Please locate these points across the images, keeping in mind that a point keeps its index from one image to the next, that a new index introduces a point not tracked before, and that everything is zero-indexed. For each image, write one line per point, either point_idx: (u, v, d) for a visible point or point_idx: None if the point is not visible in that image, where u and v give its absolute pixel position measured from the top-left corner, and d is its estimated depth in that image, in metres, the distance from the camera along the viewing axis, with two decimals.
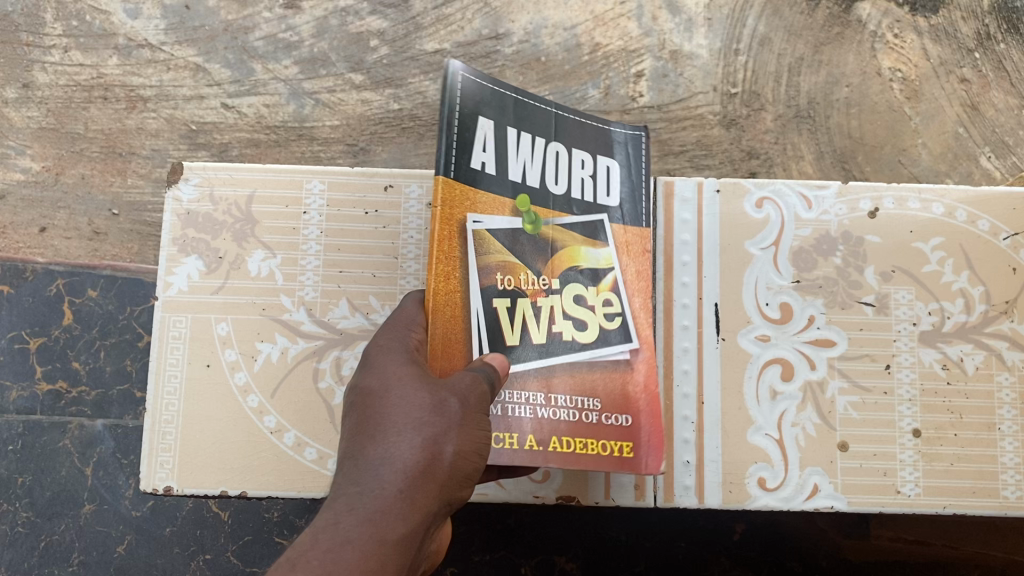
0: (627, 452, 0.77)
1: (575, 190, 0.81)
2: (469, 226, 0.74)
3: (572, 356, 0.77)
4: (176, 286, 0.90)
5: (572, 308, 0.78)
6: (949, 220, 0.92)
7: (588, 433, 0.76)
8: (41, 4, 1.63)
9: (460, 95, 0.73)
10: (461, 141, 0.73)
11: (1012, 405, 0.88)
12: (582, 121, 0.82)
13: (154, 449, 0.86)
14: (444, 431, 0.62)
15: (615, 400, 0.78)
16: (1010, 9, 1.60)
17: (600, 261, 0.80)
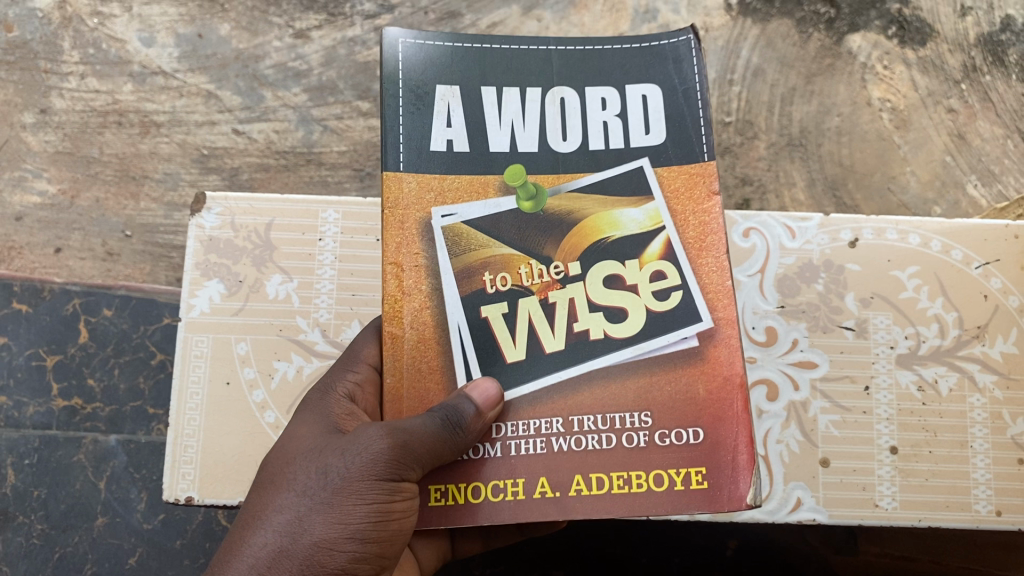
0: (700, 480, 0.66)
1: (594, 139, 0.72)
2: (435, 222, 0.70)
3: (618, 355, 0.68)
4: (199, 308, 0.95)
5: (604, 295, 0.69)
6: (925, 250, 0.97)
7: (635, 459, 0.67)
8: (60, 32, 1.69)
9: (403, 73, 0.72)
10: (416, 122, 0.71)
11: (983, 424, 0.92)
12: (584, 59, 0.74)
13: (176, 462, 0.91)
14: (321, 508, 0.70)
15: (670, 410, 0.68)
16: (995, 42, 1.66)
17: (640, 224, 0.70)
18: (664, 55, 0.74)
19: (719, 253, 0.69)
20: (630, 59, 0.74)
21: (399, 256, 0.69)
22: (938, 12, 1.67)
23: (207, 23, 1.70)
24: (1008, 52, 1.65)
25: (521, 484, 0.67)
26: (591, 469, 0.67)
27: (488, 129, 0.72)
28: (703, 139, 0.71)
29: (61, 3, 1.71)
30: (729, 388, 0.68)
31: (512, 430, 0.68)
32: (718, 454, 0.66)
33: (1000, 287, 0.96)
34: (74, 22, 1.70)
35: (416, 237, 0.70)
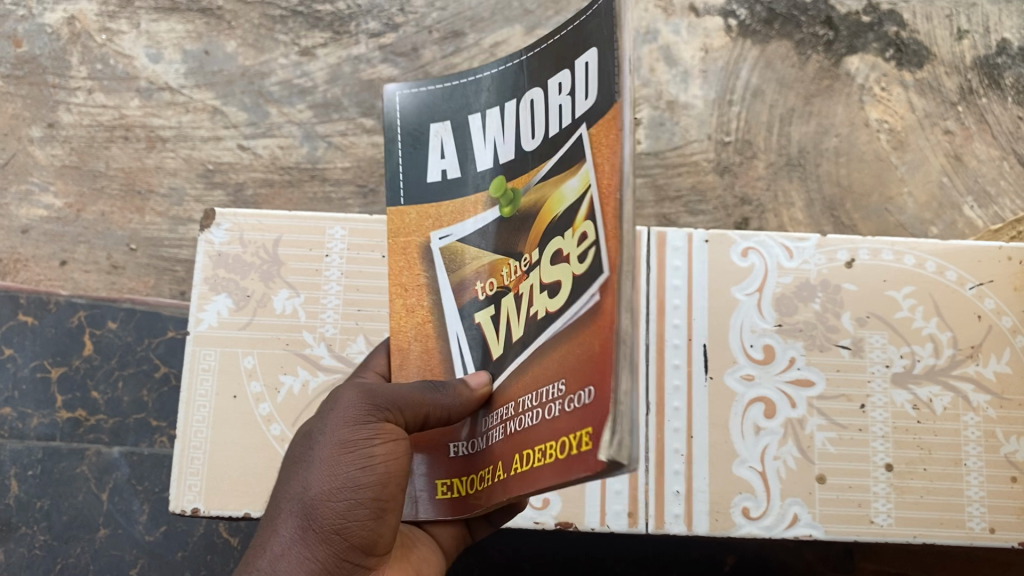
0: (586, 443, 0.50)
1: (554, 127, 0.62)
2: (434, 244, 0.72)
3: (547, 332, 0.58)
4: (207, 321, 0.97)
5: (552, 273, 0.59)
6: (920, 270, 0.99)
7: (552, 433, 0.53)
8: (68, 48, 1.72)
9: (400, 120, 0.75)
10: (413, 160, 0.73)
11: (977, 442, 0.94)
12: (547, 48, 0.64)
13: (183, 473, 0.92)
14: (313, 468, 0.67)
15: (577, 374, 0.53)
16: (991, 65, 1.68)
17: (576, 189, 0.58)
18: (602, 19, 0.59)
19: (618, 195, 0.53)
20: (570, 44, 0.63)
21: (402, 279, 0.72)
22: (935, 35, 1.69)
23: (214, 40, 1.73)
24: (1003, 75, 1.68)
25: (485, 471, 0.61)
26: (522, 450, 0.57)
27: (477, 151, 0.70)
28: (613, 79, 0.55)
29: (70, 19, 1.73)
30: (609, 351, 0.51)
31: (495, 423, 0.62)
32: (593, 427, 0.49)
33: (993, 307, 0.98)
34: (82, 38, 1.72)
35: (417, 259, 0.72)
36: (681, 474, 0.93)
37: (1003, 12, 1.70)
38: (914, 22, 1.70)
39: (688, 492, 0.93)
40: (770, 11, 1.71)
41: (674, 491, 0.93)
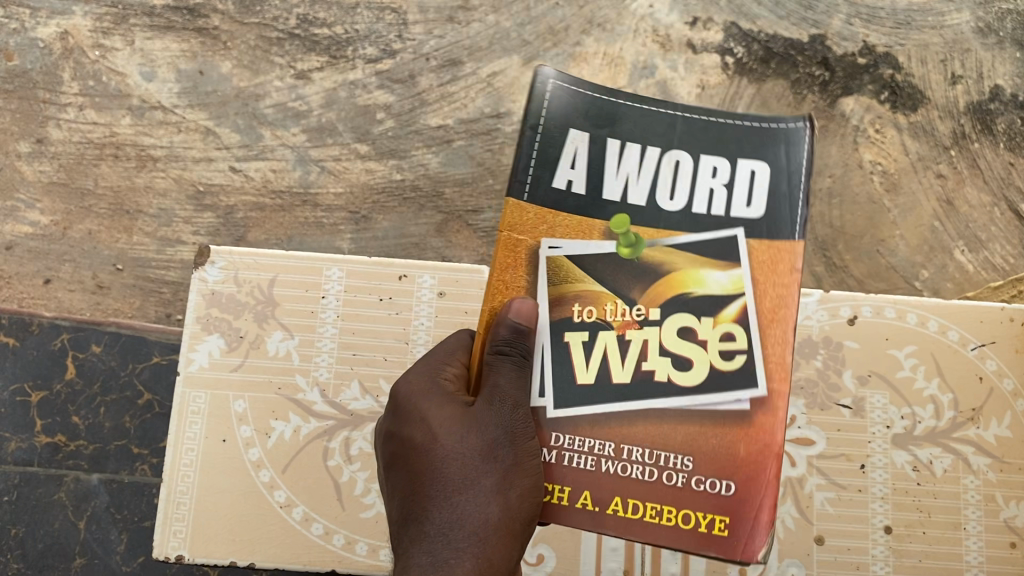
0: (721, 528, 0.69)
1: (698, 203, 0.74)
2: (543, 253, 0.73)
3: (671, 399, 0.72)
4: (197, 362, 0.97)
5: (678, 344, 0.72)
6: (922, 329, 0.98)
7: (670, 496, 0.70)
8: (60, 63, 1.67)
9: (545, 111, 0.74)
10: (549, 158, 0.74)
11: (977, 506, 0.94)
12: (708, 123, 0.75)
13: (168, 519, 0.92)
14: (474, 464, 0.74)
15: (710, 461, 0.70)
16: (984, 111, 1.69)
17: (722, 286, 0.72)
18: (777, 137, 0.75)
19: (788, 329, 0.72)
20: (745, 135, 0.75)
21: (504, 277, 0.73)
22: (929, 79, 1.70)
23: (209, 60, 1.68)
24: (996, 121, 1.68)
25: (569, 493, 0.71)
26: (629, 495, 0.70)
27: (606, 173, 0.74)
28: (795, 221, 0.73)
29: (63, 33, 1.68)
30: (768, 454, 0.70)
31: (569, 443, 0.72)
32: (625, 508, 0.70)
33: (994, 369, 0.98)
34: (75, 53, 1.68)
35: (525, 260, 0.73)
36: None
37: (997, 58, 1.71)
38: (909, 66, 1.70)
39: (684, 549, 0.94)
40: (767, 49, 1.70)
41: None
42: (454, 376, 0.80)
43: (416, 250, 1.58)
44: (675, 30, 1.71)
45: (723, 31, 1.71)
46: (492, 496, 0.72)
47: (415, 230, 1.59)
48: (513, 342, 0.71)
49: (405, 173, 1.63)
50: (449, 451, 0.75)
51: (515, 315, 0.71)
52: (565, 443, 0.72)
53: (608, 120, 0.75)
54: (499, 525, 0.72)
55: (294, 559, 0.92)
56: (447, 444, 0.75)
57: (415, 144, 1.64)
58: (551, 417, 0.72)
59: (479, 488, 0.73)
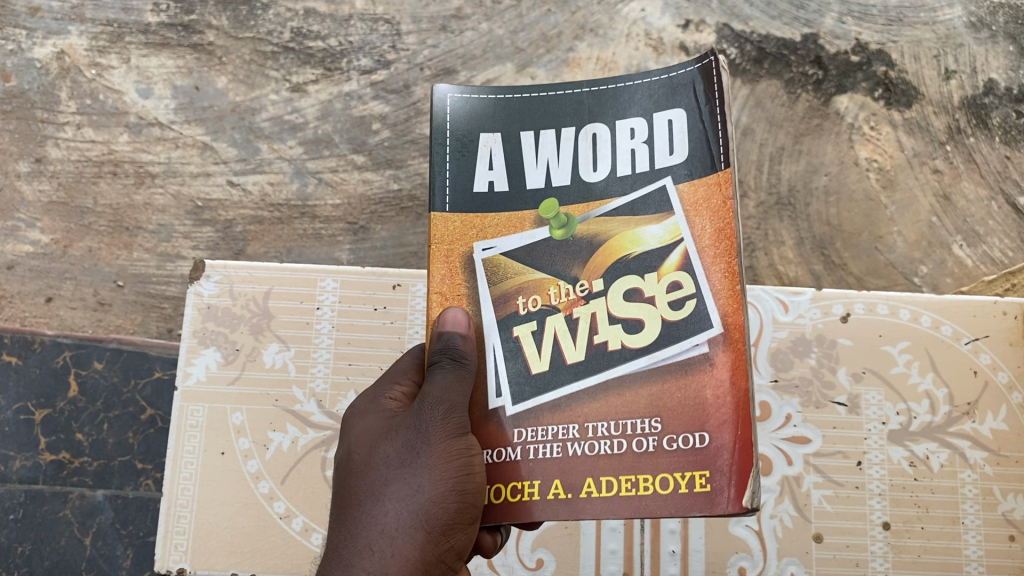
0: (704, 484, 0.61)
1: (623, 169, 0.68)
2: (477, 255, 0.68)
3: (630, 365, 0.64)
4: (195, 376, 0.98)
5: (623, 307, 0.65)
6: (915, 325, 0.99)
7: (642, 465, 0.62)
8: (57, 82, 1.68)
9: (449, 123, 0.71)
10: (461, 166, 0.70)
11: (975, 500, 0.94)
12: (633, 84, 0.69)
13: (169, 532, 0.93)
14: (401, 472, 0.67)
15: (678, 415, 0.63)
16: (978, 105, 1.69)
17: (661, 239, 0.66)
18: (687, 77, 0.67)
19: (736, 257, 0.63)
20: (656, 90, 0.68)
21: (443, 287, 0.68)
22: (923, 75, 1.70)
23: (205, 75, 1.69)
24: (990, 115, 1.68)
25: (538, 485, 0.64)
26: (604, 473, 0.63)
27: (526, 168, 0.70)
28: (722, 148, 0.65)
29: (60, 53, 1.70)
30: (740, 392, 0.62)
31: (532, 434, 0.65)
32: (598, 490, 0.63)
33: (989, 363, 0.98)
34: (72, 73, 1.69)
35: (461, 268, 0.68)
36: (676, 534, 0.95)
37: (990, 53, 1.71)
38: (902, 62, 1.70)
39: (683, 551, 0.94)
40: (760, 50, 1.71)
41: (670, 551, 0.94)
42: (403, 394, 0.74)
43: (416, 260, 1.58)
44: (668, 33, 1.72)
45: (715, 32, 1.72)
46: (412, 505, 0.66)
47: (413, 240, 1.60)
48: (444, 350, 0.65)
49: (402, 183, 1.63)
50: (372, 460, 0.69)
51: (451, 325, 0.66)
52: (528, 436, 0.65)
53: (516, 114, 0.71)
54: (410, 537, 0.65)
55: (295, 569, 0.92)
56: (371, 453, 0.69)
57: (412, 154, 1.65)
58: (511, 413, 0.66)
59: (394, 499, 0.66)
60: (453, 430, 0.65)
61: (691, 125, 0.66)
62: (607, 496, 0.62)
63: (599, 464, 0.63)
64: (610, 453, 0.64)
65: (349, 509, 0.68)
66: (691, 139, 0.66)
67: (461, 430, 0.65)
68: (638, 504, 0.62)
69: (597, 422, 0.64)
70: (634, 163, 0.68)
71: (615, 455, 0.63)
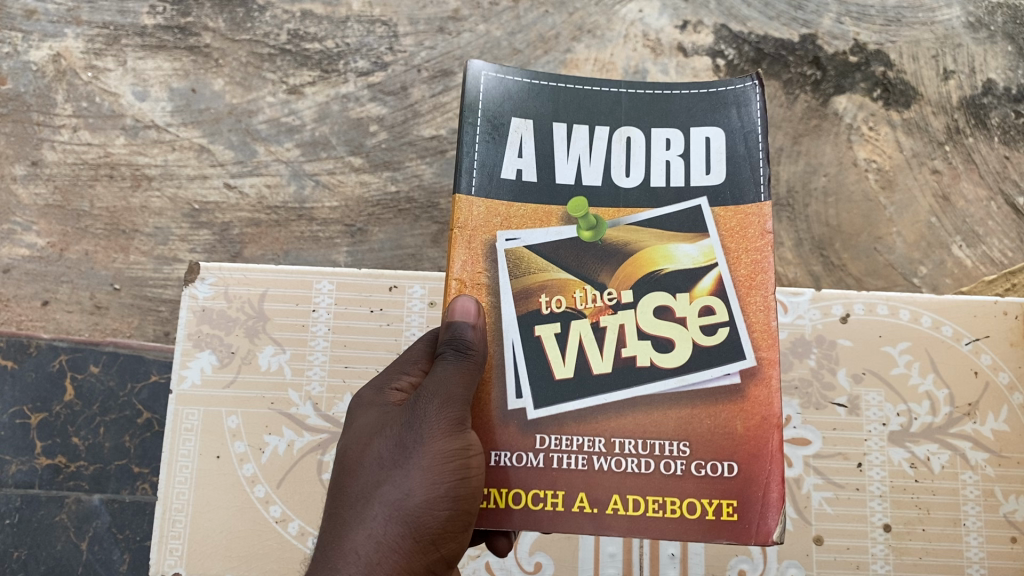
0: (731, 513, 0.62)
1: (656, 176, 0.68)
2: (500, 245, 0.66)
3: (661, 384, 0.64)
4: (190, 379, 0.97)
5: (654, 325, 0.65)
6: (915, 325, 0.98)
7: (672, 488, 0.63)
8: (53, 85, 1.68)
9: (483, 102, 0.69)
10: (490, 150, 0.68)
11: (976, 502, 0.93)
12: (674, 94, 0.70)
13: (164, 537, 0.92)
14: (397, 472, 0.66)
15: (707, 442, 0.64)
16: (977, 105, 1.68)
17: (693, 260, 0.66)
18: (728, 100, 0.69)
19: (768, 292, 0.65)
20: (695, 103, 0.69)
21: (462, 274, 0.66)
22: (922, 75, 1.69)
23: (201, 78, 1.69)
24: (989, 115, 1.67)
25: (562, 497, 0.63)
26: (631, 491, 0.63)
27: (556, 162, 0.68)
28: (760, 180, 0.67)
29: (56, 56, 1.69)
30: (769, 426, 0.64)
31: (557, 443, 0.64)
32: (626, 511, 0.63)
33: (989, 363, 0.97)
34: (68, 75, 1.68)
35: (482, 256, 0.66)
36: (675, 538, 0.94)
37: (989, 53, 1.70)
38: (901, 62, 1.70)
39: (682, 554, 0.94)
40: (758, 50, 1.70)
41: (669, 554, 0.94)
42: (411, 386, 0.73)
43: (413, 262, 1.58)
44: (666, 34, 1.71)
45: (713, 33, 1.71)
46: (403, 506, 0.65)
47: (410, 242, 1.59)
48: (452, 340, 0.64)
49: (400, 185, 1.62)
50: (370, 456, 0.68)
51: (460, 315, 0.64)
52: (552, 445, 0.64)
53: (551, 105, 0.70)
54: (399, 538, 0.64)
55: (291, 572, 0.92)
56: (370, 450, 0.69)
57: (409, 155, 1.64)
58: (533, 417, 0.64)
59: (385, 498, 0.65)
60: (449, 428, 0.64)
61: (732, 147, 0.68)
62: (632, 517, 0.63)
63: (627, 483, 0.63)
64: (637, 473, 0.64)
65: (342, 505, 0.67)
66: (730, 162, 0.68)
67: (457, 428, 0.64)
68: (664, 527, 0.62)
69: (626, 441, 0.64)
70: (667, 171, 0.68)
71: (642, 475, 0.63)
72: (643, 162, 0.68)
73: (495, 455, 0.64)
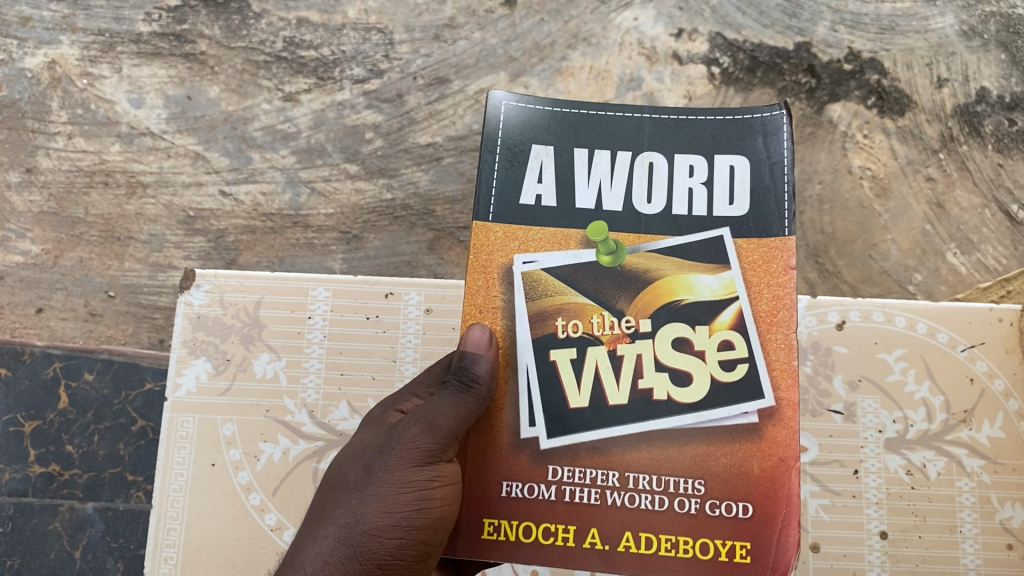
0: (744, 555, 0.62)
1: (678, 204, 0.67)
2: (516, 268, 0.66)
3: (675, 419, 0.63)
4: (185, 387, 0.97)
5: (672, 357, 0.64)
6: (911, 332, 0.99)
7: (684, 527, 0.62)
8: (48, 92, 1.67)
9: (503, 129, 0.69)
10: (510, 176, 0.68)
11: (972, 508, 0.93)
12: (700, 120, 0.68)
13: (159, 545, 0.92)
14: (366, 496, 0.68)
15: (722, 481, 0.63)
16: (971, 113, 1.68)
17: (714, 291, 0.65)
18: (754, 128, 0.68)
19: (790, 330, 0.64)
20: (720, 130, 0.68)
21: (477, 300, 0.66)
22: (916, 83, 1.70)
23: (197, 85, 1.69)
24: (983, 122, 1.67)
25: (574, 531, 0.63)
26: (643, 528, 0.62)
27: (576, 187, 0.68)
28: (784, 213, 0.66)
29: (51, 63, 1.69)
30: (787, 467, 0.62)
31: (568, 474, 0.63)
32: (636, 550, 0.62)
33: (985, 370, 0.97)
34: (63, 82, 1.68)
35: (497, 281, 0.66)
36: None
37: (983, 60, 1.70)
38: (895, 70, 1.70)
39: None
40: (753, 58, 1.71)
41: None
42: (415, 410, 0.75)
43: (409, 269, 1.58)
44: (660, 42, 1.72)
45: (708, 41, 1.72)
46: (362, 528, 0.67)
47: (406, 249, 1.59)
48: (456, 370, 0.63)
49: (395, 192, 1.62)
50: (352, 472, 0.70)
51: (473, 346, 0.63)
52: (564, 476, 0.63)
53: (573, 130, 0.69)
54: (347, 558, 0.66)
55: None
56: (355, 465, 0.71)
57: (405, 163, 1.64)
58: (545, 447, 0.63)
59: (348, 517, 0.68)
60: (419, 459, 0.66)
61: (757, 177, 0.67)
62: (643, 556, 0.62)
63: (641, 521, 0.63)
64: (650, 511, 0.63)
65: (319, 512, 0.70)
66: (755, 192, 0.67)
67: (427, 461, 0.65)
68: (675, 568, 0.62)
69: (641, 478, 0.63)
70: (688, 198, 0.67)
71: (654, 514, 0.63)
72: (665, 189, 0.67)
73: (506, 485, 0.63)
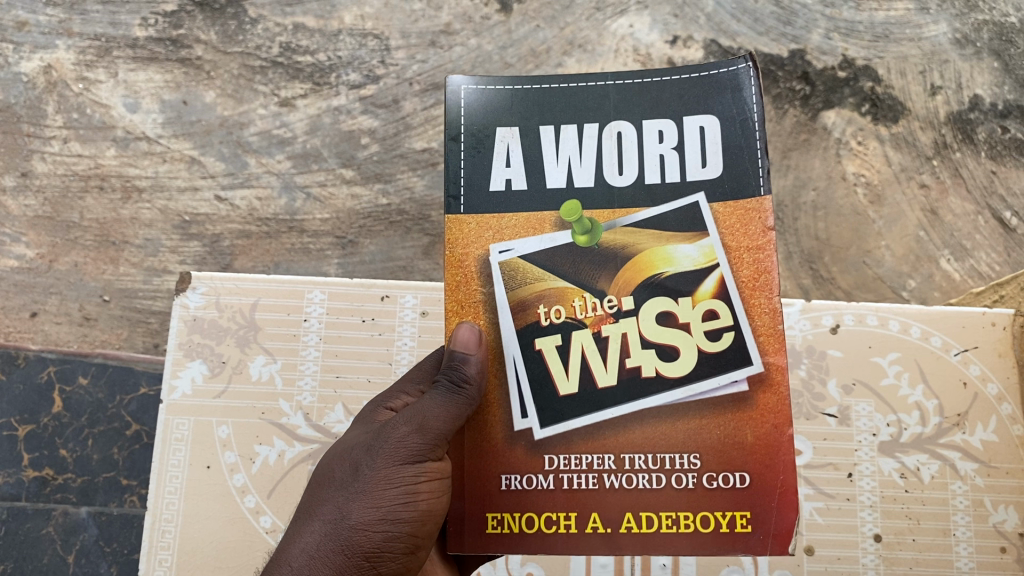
0: (744, 525, 0.61)
1: (651, 173, 0.64)
2: (494, 259, 0.64)
3: (664, 397, 0.62)
4: (181, 389, 0.97)
5: (655, 331, 0.63)
6: (905, 336, 0.99)
7: (682, 502, 0.61)
8: (44, 96, 1.68)
9: (463, 115, 0.65)
10: (476, 164, 0.65)
11: (966, 512, 0.93)
12: (664, 82, 0.65)
13: (154, 548, 0.92)
14: (353, 492, 0.67)
15: (718, 452, 0.61)
16: (964, 120, 1.69)
17: (694, 261, 0.63)
18: (721, 83, 0.64)
19: (773, 293, 0.61)
20: (686, 90, 0.64)
21: (457, 295, 0.64)
22: (909, 90, 1.71)
23: (192, 90, 1.69)
24: (976, 130, 1.68)
25: (576, 517, 0.62)
26: (643, 508, 0.62)
27: (545, 166, 0.65)
28: (759, 170, 0.62)
29: (47, 67, 1.69)
30: (780, 433, 0.61)
31: (565, 462, 0.63)
32: (638, 529, 0.61)
33: (978, 373, 0.98)
34: (59, 87, 1.68)
35: (476, 273, 0.64)
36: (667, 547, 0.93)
37: (976, 68, 1.72)
38: (889, 78, 1.71)
39: (674, 563, 0.93)
40: None
41: (660, 564, 0.93)
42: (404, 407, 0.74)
43: (404, 274, 1.58)
44: (655, 49, 1.72)
45: (703, 48, 1.73)
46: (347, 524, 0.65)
47: (402, 254, 1.59)
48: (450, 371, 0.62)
49: (391, 197, 1.62)
50: (340, 469, 0.69)
51: (462, 345, 0.62)
52: (561, 465, 0.63)
53: (536, 107, 0.66)
54: (331, 553, 0.65)
55: None
56: (342, 462, 0.70)
57: (400, 168, 1.64)
58: (539, 437, 0.63)
59: (334, 512, 0.66)
60: (407, 458, 0.65)
61: (728, 135, 0.63)
62: (644, 535, 0.61)
63: (639, 500, 0.62)
64: (647, 489, 0.62)
65: (305, 508, 0.69)
66: (728, 151, 0.63)
67: (416, 459, 0.65)
68: (677, 543, 0.61)
69: (635, 457, 0.62)
70: (661, 166, 0.64)
71: (652, 493, 0.62)
72: (637, 159, 0.64)
73: (505, 479, 0.63)
